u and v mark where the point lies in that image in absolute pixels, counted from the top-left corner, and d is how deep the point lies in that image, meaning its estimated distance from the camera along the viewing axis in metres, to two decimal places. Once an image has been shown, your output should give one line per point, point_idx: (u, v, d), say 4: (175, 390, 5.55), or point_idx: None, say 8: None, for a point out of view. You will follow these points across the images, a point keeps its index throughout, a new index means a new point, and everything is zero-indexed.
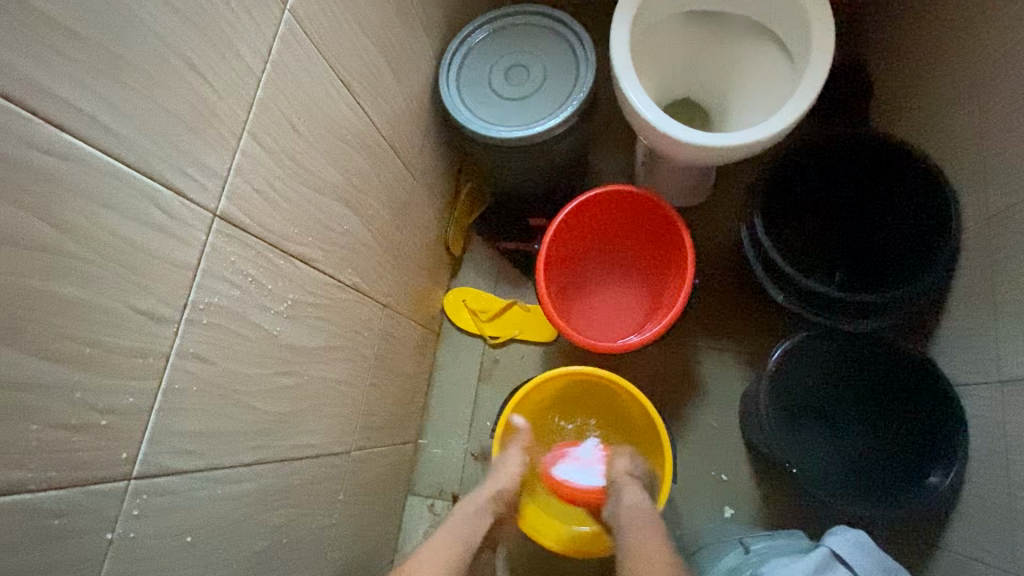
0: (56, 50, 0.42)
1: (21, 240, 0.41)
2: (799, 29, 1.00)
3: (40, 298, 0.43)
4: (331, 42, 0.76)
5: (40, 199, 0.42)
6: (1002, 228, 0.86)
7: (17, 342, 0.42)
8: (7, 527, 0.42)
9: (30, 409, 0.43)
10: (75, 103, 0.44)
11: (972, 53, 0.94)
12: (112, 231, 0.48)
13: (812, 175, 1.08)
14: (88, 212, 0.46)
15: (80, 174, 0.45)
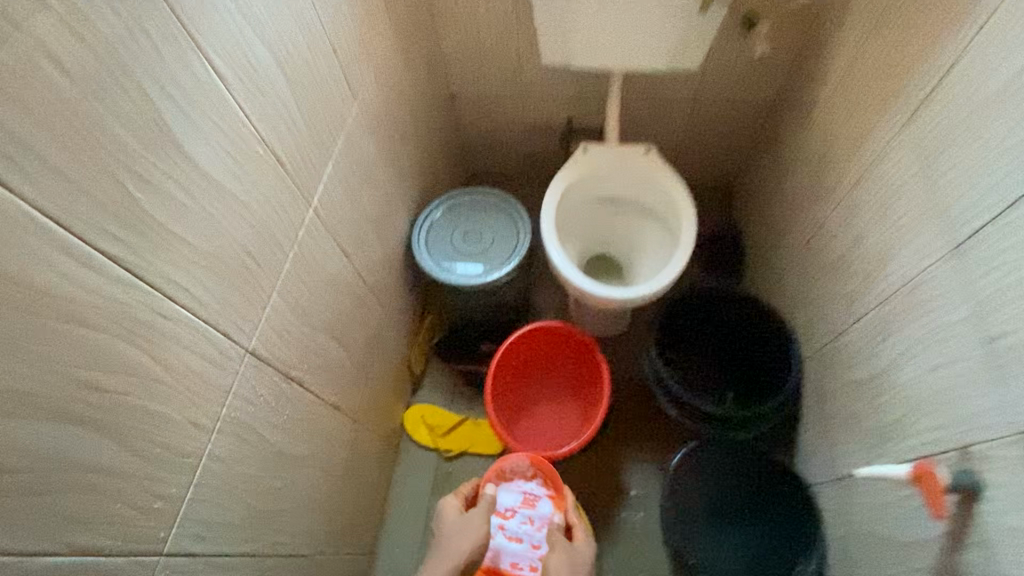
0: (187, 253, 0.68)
1: (144, 374, 0.63)
2: (675, 215, 1.40)
3: (147, 412, 0.63)
4: (338, 223, 1.06)
5: (161, 346, 0.65)
6: (822, 361, 1.19)
7: (126, 443, 0.61)
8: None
9: (120, 492, 0.61)
10: (191, 283, 0.69)
11: (796, 238, 1.34)
12: (190, 365, 0.70)
13: (698, 316, 1.41)
14: (181, 353, 0.68)
15: (185, 329, 0.68)
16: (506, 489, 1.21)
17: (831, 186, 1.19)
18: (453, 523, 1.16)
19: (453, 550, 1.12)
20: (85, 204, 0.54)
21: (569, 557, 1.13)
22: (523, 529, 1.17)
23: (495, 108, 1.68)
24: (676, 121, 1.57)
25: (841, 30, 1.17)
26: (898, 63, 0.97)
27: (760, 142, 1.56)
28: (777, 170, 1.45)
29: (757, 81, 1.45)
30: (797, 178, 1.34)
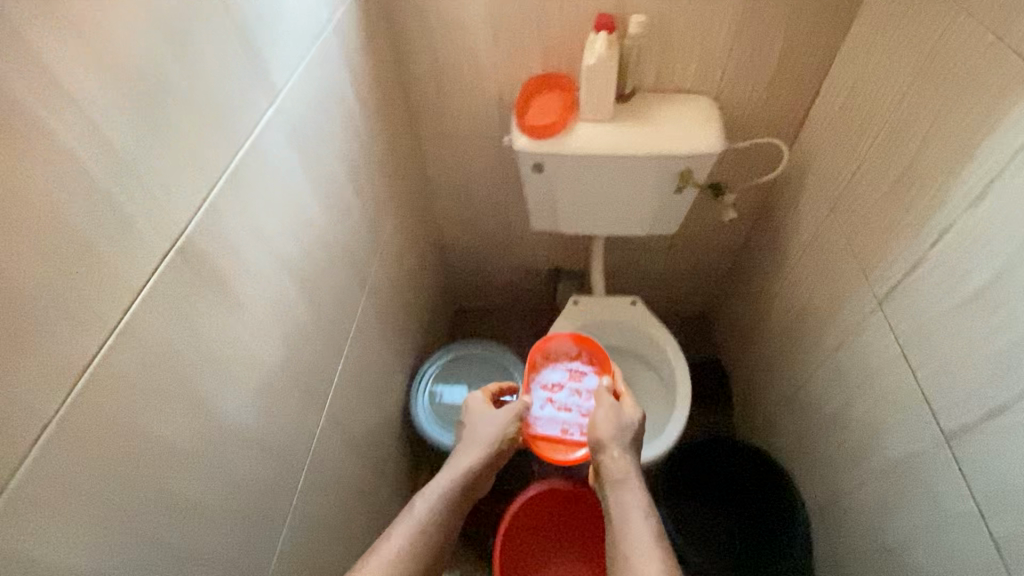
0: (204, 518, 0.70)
1: None
2: (667, 368, 1.45)
3: None
4: (346, 413, 1.09)
5: None
6: (822, 522, 1.22)
7: None
8: None
9: None
10: (204, 547, 0.70)
11: (780, 386, 1.42)
12: None
13: (695, 467, 1.44)
14: None
15: None
16: (552, 368, 1.31)
17: (809, 346, 1.28)
18: (480, 420, 1.22)
19: (483, 434, 1.19)
20: (108, 517, 0.56)
21: (616, 412, 1.17)
22: (571, 399, 1.25)
23: (482, 258, 1.77)
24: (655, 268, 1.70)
25: (798, 209, 1.32)
26: (859, 254, 1.09)
27: (733, 284, 1.69)
28: (753, 315, 1.56)
29: (727, 234, 1.60)
30: (774, 329, 1.44)
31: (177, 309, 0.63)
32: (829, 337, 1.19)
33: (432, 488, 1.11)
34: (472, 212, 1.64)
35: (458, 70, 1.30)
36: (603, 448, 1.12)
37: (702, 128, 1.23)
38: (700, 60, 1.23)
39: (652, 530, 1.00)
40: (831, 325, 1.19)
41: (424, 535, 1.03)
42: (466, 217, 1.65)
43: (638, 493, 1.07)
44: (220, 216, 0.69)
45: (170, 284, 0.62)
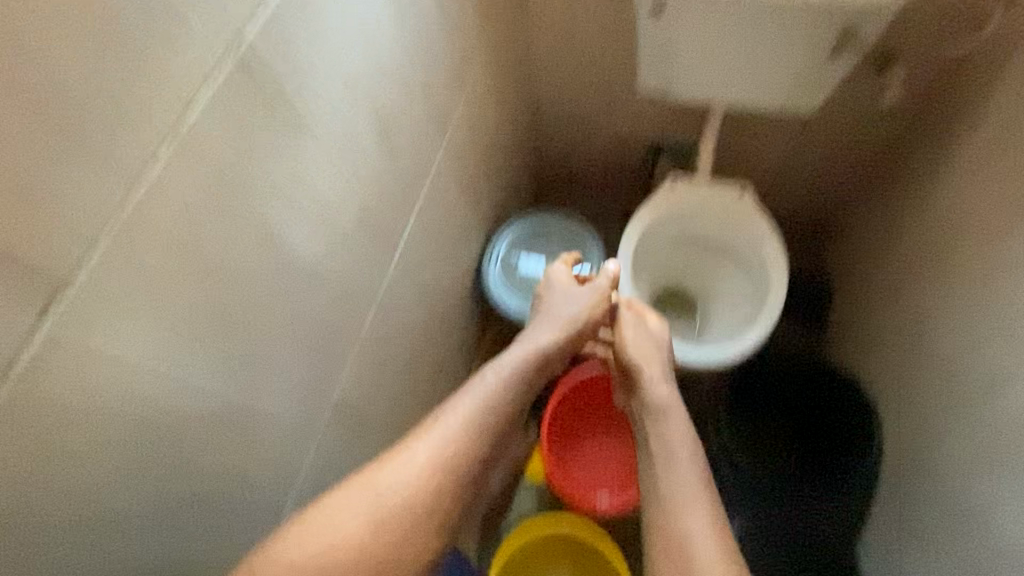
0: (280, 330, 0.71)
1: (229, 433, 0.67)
2: (763, 269, 1.33)
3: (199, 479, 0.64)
4: (426, 264, 1.08)
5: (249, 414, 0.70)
6: (907, 464, 1.06)
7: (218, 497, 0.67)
8: None
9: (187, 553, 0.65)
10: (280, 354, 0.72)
11: (901, 316, 1.15)
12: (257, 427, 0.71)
13: (771, 379, 1.33)
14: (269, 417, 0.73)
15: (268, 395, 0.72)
16: None
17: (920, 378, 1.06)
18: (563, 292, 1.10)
19: (558, 309, 1.06)
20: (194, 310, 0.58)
21: (643, 326, 1.06)
22: None
23: (585, 125, 1.59)
24: (765, 152, 1.43)
25: (993, 86, 0.99)
26: None
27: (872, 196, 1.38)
28: (889, 230, 1.26)
29: (882, 121, 1.29)
30: (903, 238, 1.18)
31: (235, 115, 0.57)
32: (1008, 251, 0.90)
33: (455, 416, 0.86)
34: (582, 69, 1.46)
35: None
36: (650, 419, 0.93)
37: None
38: None
39: (699, 475, 0.84)
40: (1015, 235, 0.89)
41: (453, 454, 0.82)
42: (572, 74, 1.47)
43: (693, 471, 0.84)
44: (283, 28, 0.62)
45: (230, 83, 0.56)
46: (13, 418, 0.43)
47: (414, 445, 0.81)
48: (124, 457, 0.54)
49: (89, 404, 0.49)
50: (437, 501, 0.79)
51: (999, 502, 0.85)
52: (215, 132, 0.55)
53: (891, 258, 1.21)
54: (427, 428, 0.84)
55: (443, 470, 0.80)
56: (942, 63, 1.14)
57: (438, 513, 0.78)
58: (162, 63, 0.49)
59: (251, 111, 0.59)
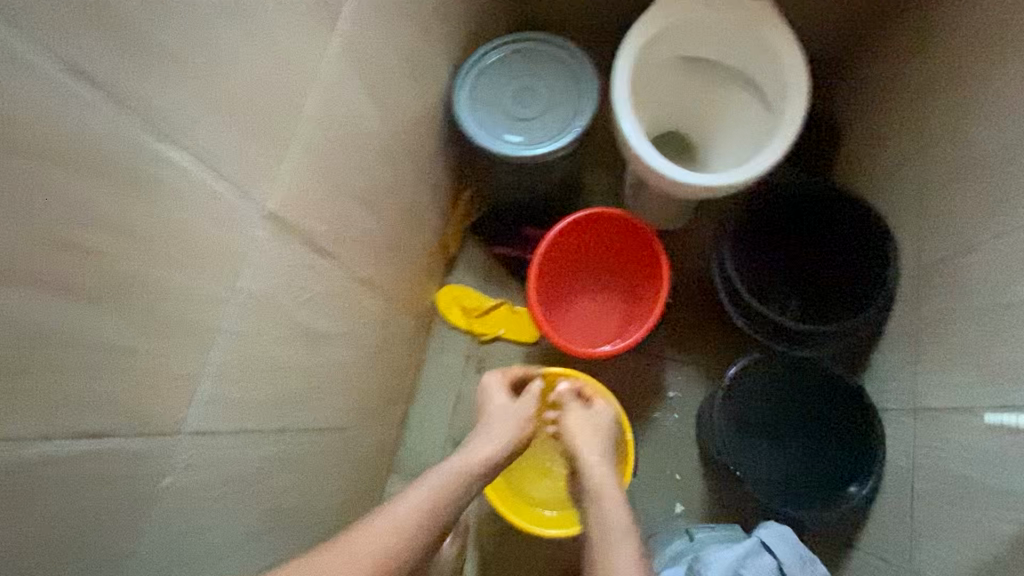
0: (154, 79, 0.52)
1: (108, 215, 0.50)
2: (778, 85, 1.16)
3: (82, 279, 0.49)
4: (365, 60, 0.86)
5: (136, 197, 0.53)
6: (930, 281, 1.00)
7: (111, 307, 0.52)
8: (97, 461, 0.54)
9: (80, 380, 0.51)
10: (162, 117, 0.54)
11: (935, 120, 1.02)
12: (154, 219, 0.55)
13: (774, 217, 1.20)
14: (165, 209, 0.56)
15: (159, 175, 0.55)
16: None
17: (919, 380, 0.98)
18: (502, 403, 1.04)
19: (507, 417, 1.00)
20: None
21: (586, 411, 1.06)
22: None
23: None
24: None
25: None
26: None
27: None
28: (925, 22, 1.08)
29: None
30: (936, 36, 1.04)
31: None
32: None
33: (432, 474, 0.86)
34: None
35: None
36: (596, 503, 0.91)
37: None
38: None
39: (635, 560, 0.83)
40: None
41: (430, 514, 0.81)
42: None
43: (623, 513, 0.89)
44: None
45: None
46: None
47: (349, 548, 0.73)
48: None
49: None
50: (405, 554, 0.76)
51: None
52: None
53: (921, 62, 1.07)
54: (330, 548, 0.74)
55: (399, 547, 0.76)
56: None
57: (436, 530, 0.81)
58: None
59: None
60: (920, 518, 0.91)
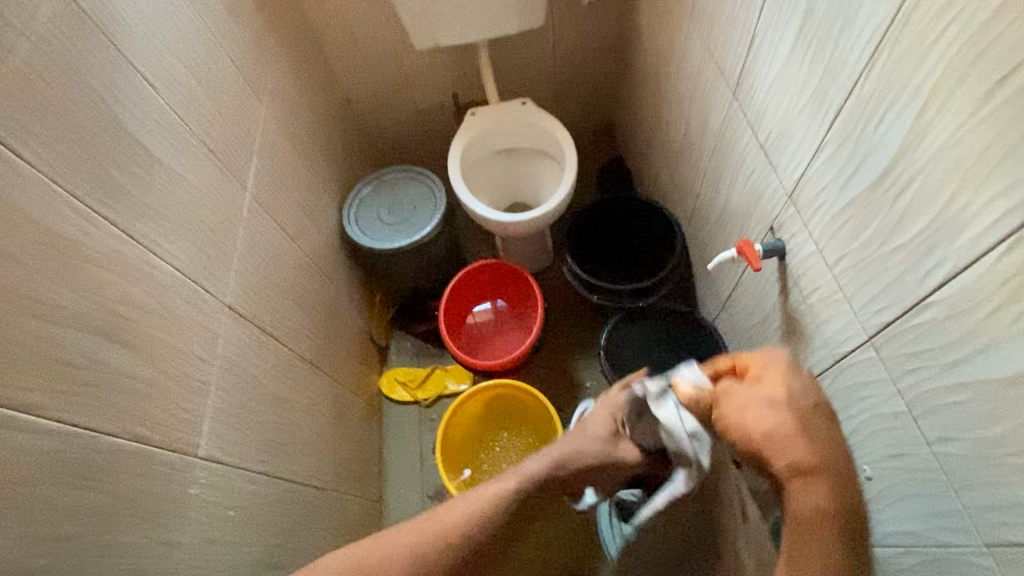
0: (164, 229, 0.86)
1: (151, 307, 0.80)
2: (557, 145, 1.67)
3: (146, 339, 0.78)
4: (275, 207, 1.25)
5: (164, 294, 0.83)
6: (692, 226, 1.46)
7: (161, 361, 0.80)
8: (162, 465, 0.77)
9: (146, 407, 0.76)
10: (171, 250, 0.87)
11: (660, 134, 1.56)
12: (175, 308, 0.85)
13: (596, 229, 1.65)
14: (180, 303, 0.87)
15: (174, 281, 0.86)
16: None
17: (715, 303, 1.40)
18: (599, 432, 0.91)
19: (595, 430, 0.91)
20: (91, 191, 0.73)
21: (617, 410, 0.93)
22: None
23: (391, 104, 1.85)
24: (542, 73, 1.83)
25: None
26: None
27: (622, 71, 1.80)
28: (637, 78, 1.66)
29: (600, 15, 1.71)
30: (644, 90, 1.62)
31: (75, 41, 0.75)
32: (678, 57, 1.33)
33: (502, 483, 0.87)
34: (368, 60, 1.72)
35: None
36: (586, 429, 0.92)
37: None
38: None
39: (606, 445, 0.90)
40: (677, 45, 1.33)
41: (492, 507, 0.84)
42: (358, 62, 1.72)
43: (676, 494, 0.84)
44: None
45: (65, 10, 0.75)
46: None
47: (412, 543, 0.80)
48: (126, 434, 0.72)
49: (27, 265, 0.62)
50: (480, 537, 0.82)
51: (759, 286, 1.11)
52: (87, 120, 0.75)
53: (643, 107, 1.64)
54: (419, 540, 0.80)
55: (467, 526, 0.82)
56: None
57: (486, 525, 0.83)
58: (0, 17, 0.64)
59: (89, 70, 0.77)
60: None
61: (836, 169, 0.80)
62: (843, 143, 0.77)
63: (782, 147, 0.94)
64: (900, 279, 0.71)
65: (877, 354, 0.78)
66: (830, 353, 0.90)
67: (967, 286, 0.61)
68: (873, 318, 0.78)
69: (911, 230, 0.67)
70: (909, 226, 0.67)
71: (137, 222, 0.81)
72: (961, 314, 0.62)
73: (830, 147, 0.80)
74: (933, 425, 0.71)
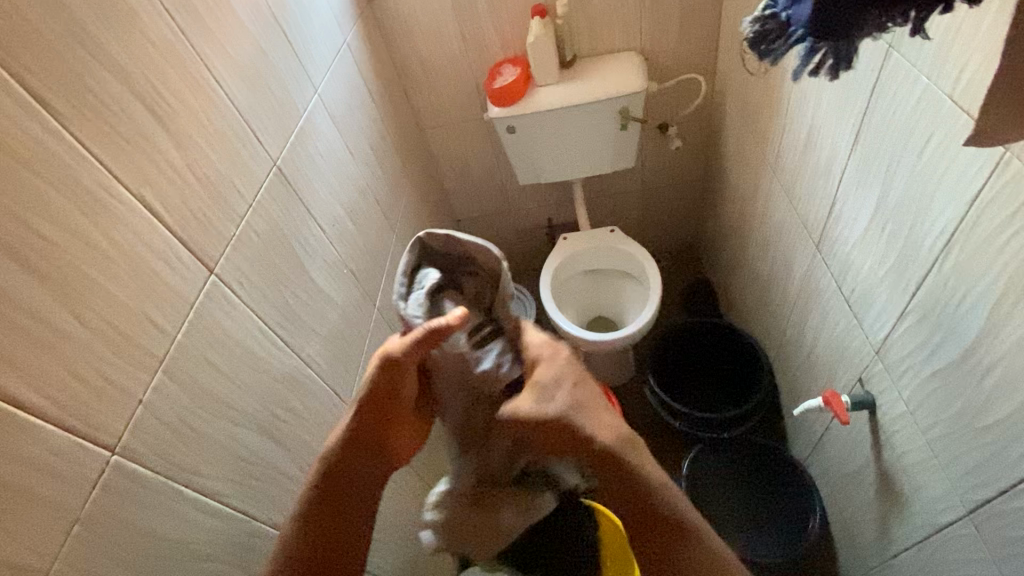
0: (315, 345, 1.06)
1: (298, 409, 0.98)
2: (643, 270, 1.79)
3: (290, 437, 0.94)
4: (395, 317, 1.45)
5: (307, 399, 1.01)
6: (780, 359, 1.47)
7: (297, 456, 0.96)
8: None
9: (282, 498, 0.90)
10: (317, 360, 1.06)
11: (745, 266, 1.63)
12: (313, 410, 1.02)
13: (681, 351, 1.69)
14: (317, 406, 1.04)
15: (316, 388, 1.04)
16: (501, 74, 1.61)
17: (805, 442, 1.37)
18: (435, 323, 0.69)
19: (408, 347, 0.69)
20: (273, 315, 0.94)
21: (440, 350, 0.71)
22: (506, 80, 1.59)
23: (496, 228, 2.10)
24: (631, 201, 2.01)
25: (729, 124, 1.62)
26: (761, 134, 1.39)
27: (708, 203, 1.94)
28: (723, 215, 1.78)
29: (689, 157, 1.89)
30: (729, 223, 1.73)
31: (281, 201, 1.01)
32: (761, 200, 1.44)
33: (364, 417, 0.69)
34: (481, 192, 2.00)
35: (430, 66, 1.68)
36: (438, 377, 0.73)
37: (634, 80, 1.59)
38: (625, 25, 1.60)
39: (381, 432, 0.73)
40: (760, 191, 1.44)
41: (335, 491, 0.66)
42: (471, 190, 2.00)
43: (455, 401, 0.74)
44: (294, 162, 1.08)
45: (277, 180, 1.01)
46: (199, 355, 0.76)
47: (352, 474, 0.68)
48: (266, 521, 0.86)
49: (227, 378, 0.81)
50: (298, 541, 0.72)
51: (850, 433, 1.10)
52: (279, 261, 0.98)
53: (729, 239, 1.74)
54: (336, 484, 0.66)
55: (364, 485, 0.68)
56: (701, 114, 1.77)
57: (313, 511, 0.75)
58: (239, 195, 0.90)
59: (286, 224, 1.01)
60: (847, 520, 1.18)
61: (920, 338, 0.83)
62: (925, 316, 0.81)
63: (864, 306, 0.99)
64: (994, 458, 0.71)
65: (977, 532, 0.76)
66: (928, 519, 0.88)
67: None
68: (971, 495, 0.77)
69: (999, 411, 0.69)
70: (997, 409, 0.69)
71: (301, 339, 1.01)
72: None
73: (913, 316, 0.84)
74: None
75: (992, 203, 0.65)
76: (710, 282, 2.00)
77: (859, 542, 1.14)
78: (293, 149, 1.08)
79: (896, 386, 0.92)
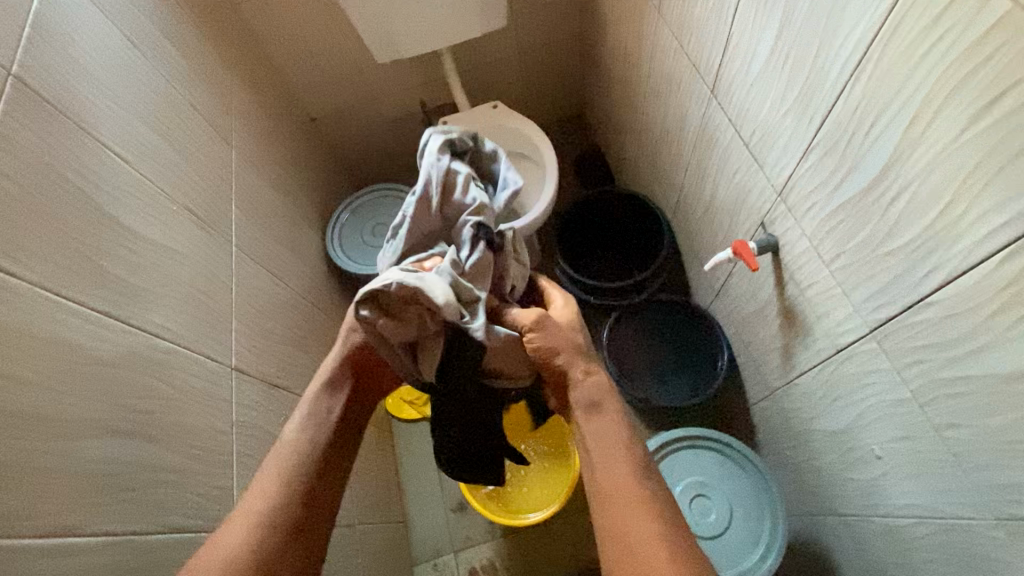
0: (159, 309, 0.83)
1: (159, 393, 0.78)
2: (532, 146, 1.66)
3: (158, 429, 0.76)
4: (263, 251, 1.22)
5: (171, 377, 0.81)
6: (678, 216, 1.47)
7: (176, 446, 0.78)
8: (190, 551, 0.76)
9: (167, 499, 0.74)
10: (170, 327, 0.84)
11: (636, 125, 1.55)
12: (183, 387, 0.83)
13: (582, 226, 1.65)
14: (187, 381, 0.84)
15: (179, 360, 0.84)
16: None
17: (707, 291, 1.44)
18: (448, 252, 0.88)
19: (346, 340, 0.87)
20: (76, 289, 0.70)
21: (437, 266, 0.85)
22: None
23: (362, 122, 1.80)
24: (508, 69, 1.80)
25: None
26: None
27: (589, 60, 1.79)
28: (607, 71, 1.65)
29: (563, 7, 1.68)
30: (615, 80, 1.61)
31: (34, 127, 0.71)
32: (647, 49, 1.32)
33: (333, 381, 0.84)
34: (333, 79, 1.67)
35: None
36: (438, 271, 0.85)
37: None
38: None
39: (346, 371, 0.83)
40: (645, 37, 1.31)
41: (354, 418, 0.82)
42: (321, 80, 1.66)
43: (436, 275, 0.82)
44: (39, 67, 0.75)
45: (16, 97, 0.69)
46: None
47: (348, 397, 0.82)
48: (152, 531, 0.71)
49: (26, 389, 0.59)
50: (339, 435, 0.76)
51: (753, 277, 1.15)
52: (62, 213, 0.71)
53: (616, 98, 1.64)
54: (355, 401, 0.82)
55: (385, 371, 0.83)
56: None
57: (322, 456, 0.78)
58: None
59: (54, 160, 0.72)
60: (752, 354, 1.28)
61: (824, 173, 0.82)
62: (830, 151, 0.79)
63: (765, 149, 0.96)
64: (898, 280, 0.74)
65: (879, 348, 0.82)
66: (831, 344, 0.94)
67: (964, 292, 0.64)
68: (874, 316, 0.81)
69: (903, 236, 0.70)
70: (902, 234, 0.70)
71: (136, 308, 0.78)
72: (962, 314, 0.65)
73: (818, 152, 0.81)
74: (939, 415, 0.75)
75: (911, 11, 0.59)
76: (600, 149, 1.92)
77: (764, 371, 1.24)
78: (29, 46, 0.74)
79: (801, 225, 0.92)
